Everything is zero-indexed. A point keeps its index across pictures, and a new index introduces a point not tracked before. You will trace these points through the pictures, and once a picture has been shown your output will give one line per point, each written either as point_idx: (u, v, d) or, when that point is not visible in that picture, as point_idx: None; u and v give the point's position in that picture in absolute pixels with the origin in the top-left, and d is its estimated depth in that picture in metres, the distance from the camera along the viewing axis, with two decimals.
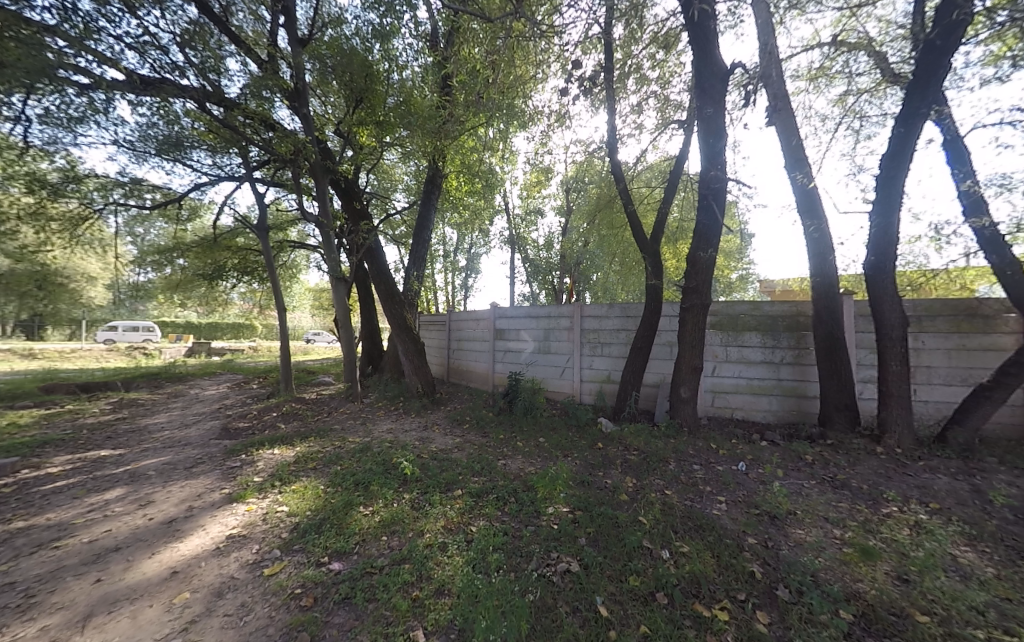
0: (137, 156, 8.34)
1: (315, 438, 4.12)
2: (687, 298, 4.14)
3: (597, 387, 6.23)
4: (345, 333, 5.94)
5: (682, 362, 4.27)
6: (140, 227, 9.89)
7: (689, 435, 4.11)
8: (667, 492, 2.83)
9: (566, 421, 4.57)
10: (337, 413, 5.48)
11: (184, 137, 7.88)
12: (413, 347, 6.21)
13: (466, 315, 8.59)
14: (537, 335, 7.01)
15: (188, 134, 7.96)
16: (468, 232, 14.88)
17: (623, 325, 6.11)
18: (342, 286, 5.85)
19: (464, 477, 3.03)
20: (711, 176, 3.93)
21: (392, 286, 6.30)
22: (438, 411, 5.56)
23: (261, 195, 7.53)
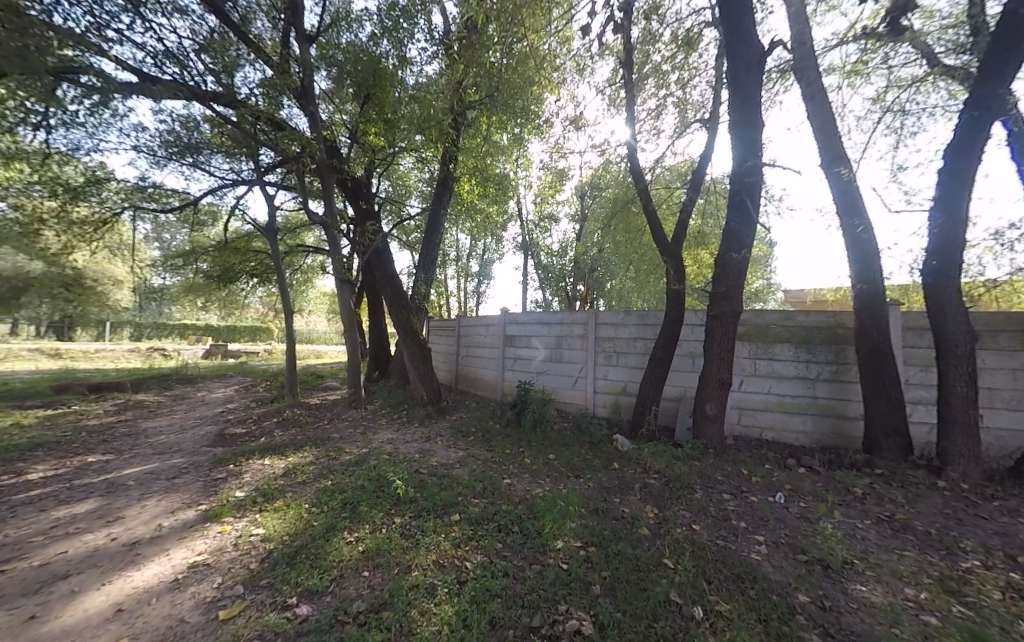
0: (158, 161, 8.51)
1: (310, 448, 3.90)
2: (714, 305, 3.77)
3: (612, 400, 5.86)
4: (350, 338, 5.74)
5: (707, 376, 3.87)
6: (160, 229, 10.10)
7: (715, 456, 3.72)
8: (695, 526, 2.47)
9: (578, 437, 4.23)
10: (338, 420, 5.27)
11: (200, 143, 7.97)
12: (419, 352, 5.97)
13: (475, 320, 8.34)
14: (549, 342, 6.69)
15: (205, 139, 8.05)
16: (481, 238, 14.73)
17: (641, 334, 5.74)
18: (347, 288, 5.68)
19: (463, 500, 2.73)
20: (746, 171, 3.57)
21: (398, 289, 6.10)
22: (442, 420, 5.29)
23: (272, 199, 7.48)
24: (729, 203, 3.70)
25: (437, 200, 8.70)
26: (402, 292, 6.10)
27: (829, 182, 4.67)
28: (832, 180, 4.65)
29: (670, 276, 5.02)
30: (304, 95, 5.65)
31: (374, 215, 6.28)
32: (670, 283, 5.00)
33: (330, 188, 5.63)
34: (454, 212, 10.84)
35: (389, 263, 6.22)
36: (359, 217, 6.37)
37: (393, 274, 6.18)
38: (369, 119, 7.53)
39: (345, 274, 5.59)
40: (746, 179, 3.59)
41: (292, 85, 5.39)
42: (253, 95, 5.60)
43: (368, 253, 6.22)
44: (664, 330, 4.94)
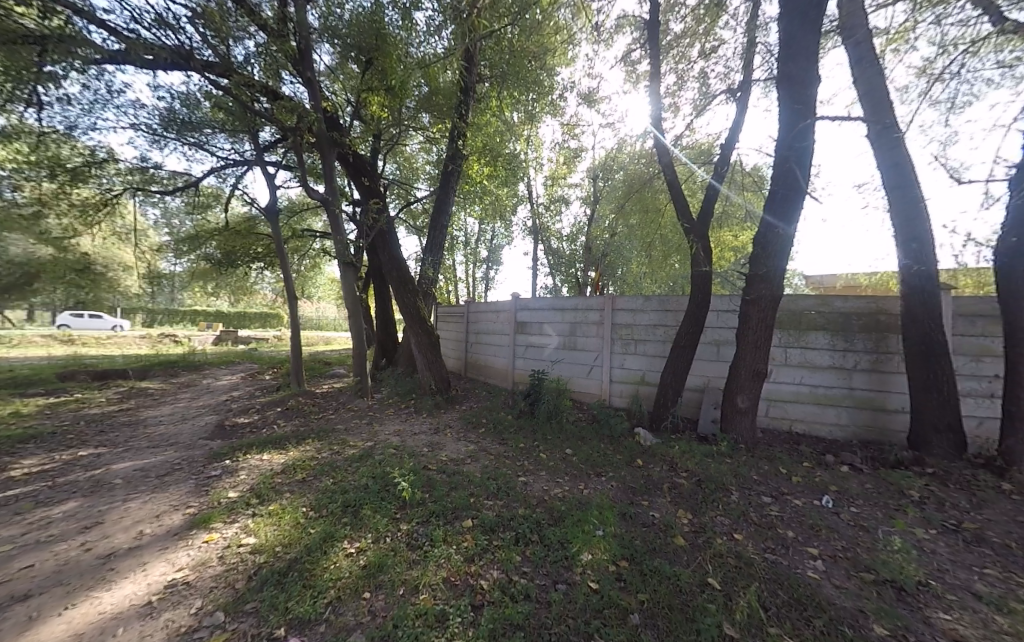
0: (158, 140, 8.24)
1: (313, 440, 3.70)
2: (749, 290, 3.41)
3: (629, 389, 5.57)
4: (355, 325, 5.49)
5: (740, 366, 3.53)
6: (163, 211, 9.93)
7: (747, 452, 3.41)
8: (736, 535, 2.17)
9: (596, 430, 3.95)
10: (344, 410, 5.09)
11: (199, 119, 7.61)
12: (427, 339, 5.71)
13: (484, 307, 8.06)
14: (562, 329, 6.40)
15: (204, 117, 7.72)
16: (489, 221, 14.29)
17: (661, 321, 5.40)
18: (350, 270, 5.39)
19: (475, 502, 2.49)
20: (795, 136, 3.15)
21: (405, 274, 5.80)
22: (451, 410, 5.06)
23: (273, 180, 7.15)
24: (773, 173, 3.29)
25: (445, 180, 8.25)
26: (409, 277, 5.80)
27: (876, 152, 4.19)
28: (878, 150, 4.17)
29: (694, 260, 4.64)
30: (302, 62, 5.26)
31: (377, 191, 5.91)
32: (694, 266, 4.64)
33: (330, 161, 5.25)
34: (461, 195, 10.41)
35: (394, 245, 5.90)
36: (361, 195, 6.01)
37: (400, 256, 5.88)
38: (372, 88, 7.17)
39: (348, 256, 5.28)
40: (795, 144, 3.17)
41: (288, 49, 5.03)
42: (251, 65, 5.22)
43: (376, 235, 5.88)
44: (688, 316, 4.59)
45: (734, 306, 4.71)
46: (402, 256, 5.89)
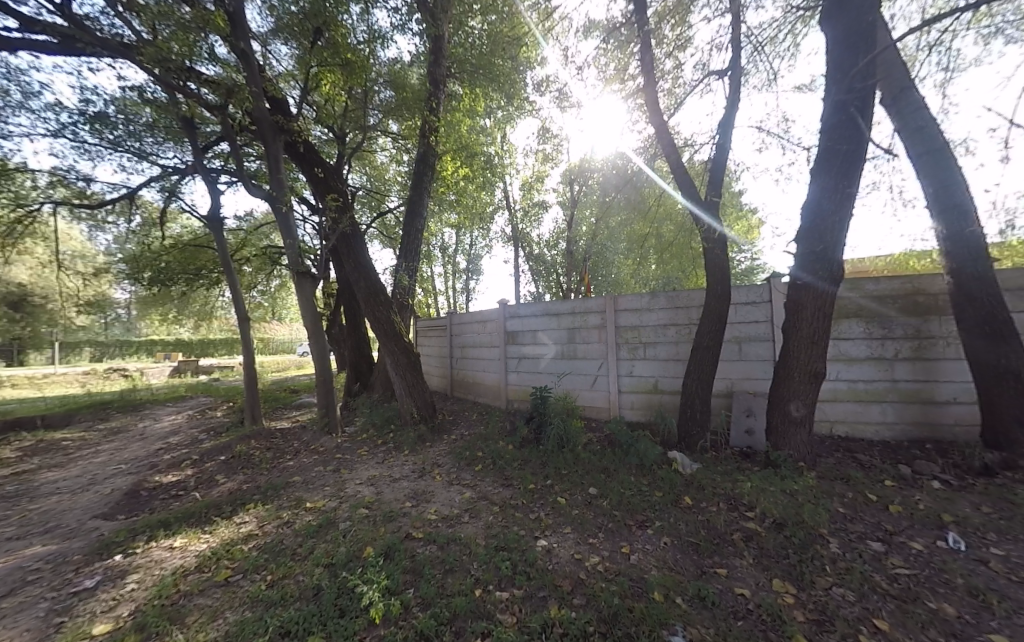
0: (86, 150, 7.17)
1: (255, 507, 2.79)
2: (800, 271, 2.83)
3: (641, 400, 4.91)
4: (318, 346, 4.59)
5: (791, 366, 2.91)
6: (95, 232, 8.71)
7: (811, 472, 2.73)
8: (878, 622, 1.42)
9: (620, 458, 3.21)
10: (306, 453, 4.15)
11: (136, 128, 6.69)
12: (404, 358, 4.87)
13: (470, 317, 7.26)
14: (558, 337, 5.71)
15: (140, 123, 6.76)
16: (466, 228, 13.61)
17: (672, 319, 4.80)
18: (308, 280, 4.52)
19: (482, 605, 1.66)
20: (854, 77, 2.63)
21: (376, 286, 4.96)
22: (439, 443, 4.21)
23: (216, 187, 6.22)
24: (828, 122, 2.74)
25: (417, 177, 7.37)
26: (381, 288, 4.98)
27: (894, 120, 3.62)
28: (896, 118, 3.61)
29: (710, 247, 4.06)
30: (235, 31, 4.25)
31: (333, 184, 5.01)
32: (710, 255, 4.07)
33: (274, 151, 4.44)
34: (435, 199, 9.65)
35: (360, 247, 5.05)
36: (317, 193, 5.12)
37: (369, 263, 5.06)
38: (324, 65, 6.00)
39: (304, 265, 4.42)
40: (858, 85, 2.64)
41: (216, 23, 3.93)
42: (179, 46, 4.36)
43: (337, 241, 5.04)
44: (708, 313, 3.97)
45: (758, 299, 4.16)
46: (372, 262, 5.08)
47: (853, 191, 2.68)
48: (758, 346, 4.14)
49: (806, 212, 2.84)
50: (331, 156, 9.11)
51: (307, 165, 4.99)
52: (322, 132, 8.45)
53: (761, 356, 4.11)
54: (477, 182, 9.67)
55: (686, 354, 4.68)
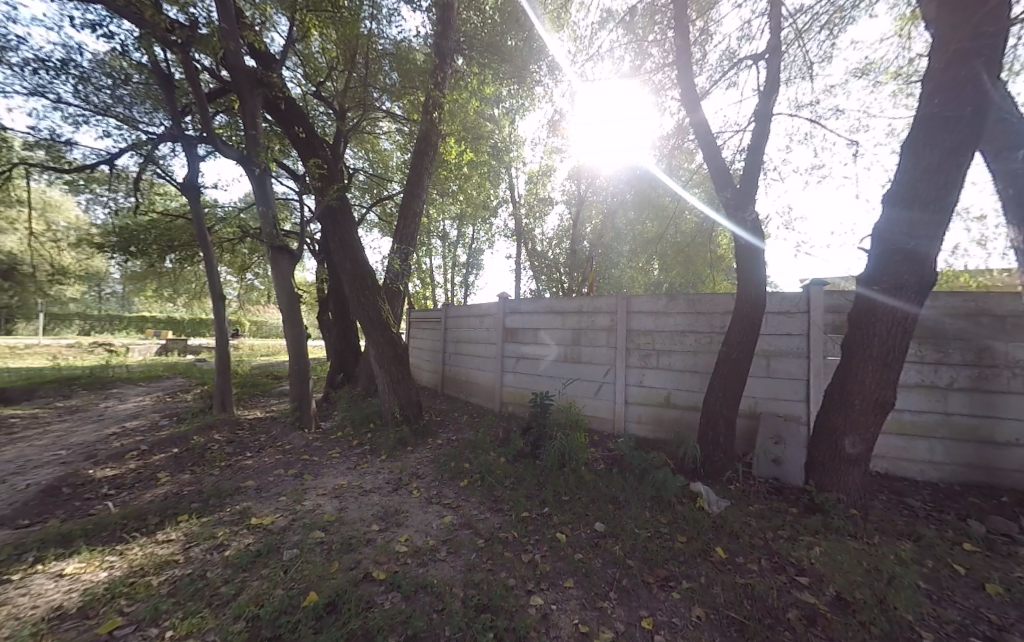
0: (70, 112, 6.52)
1: (187, 520, 2.28)
2: (881, 272, 2.39)
3: (651, 413, 4.43)
4: (292, 331, 4.08)
5: (852, 393, 2.44)
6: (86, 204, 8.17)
7: (867, 524, 2.24)
8: None
9: (631, 485, 2.73)
10: (269, 451, 3.65)
11: (124, 95, 6.22)
12: (390, 350, 4.37)
13: (466, 310, 6.75)
14: (561, 337, 5.21)
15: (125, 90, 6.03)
16: (469, 219, 13.05)
17: (690, 327, 4.30)
18: (285, 255, 4.01)
19: None
20: (980, 33, 2.14)
21: (364, 270, 4.46)
22: (421, 449, 3.73)
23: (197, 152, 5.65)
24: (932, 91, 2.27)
25: (418, 155, 6.80)
26: (369, 272, 4.47)
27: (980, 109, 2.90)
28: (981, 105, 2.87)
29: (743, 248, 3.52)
30: None
31: (317, 149, 4.39)
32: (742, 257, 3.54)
33: (251, 109, 3.86)
34: (437, 185, 9.09)
35: (344, 224, 4.47)
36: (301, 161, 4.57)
37: (355, 242, 4.51)
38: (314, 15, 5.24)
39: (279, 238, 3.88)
40: (980, 43, 2.15)
41: None
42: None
43: (321, 213, 4.49)
44: (738, 322, 3.45)
45: (793, 309, 3.67)
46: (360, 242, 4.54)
47: (961, 177, 2.22)
48: (790, 363, 3.65)
49: (892, 202, 2.41)
50: (329, 130, 8.52)
51: (289, 126, 4.39)
52: (318, 102, 7.85)
53: (793, 375, 3.62)
54: (482, 168, 9.10)
55: (705, 366, 4.19)
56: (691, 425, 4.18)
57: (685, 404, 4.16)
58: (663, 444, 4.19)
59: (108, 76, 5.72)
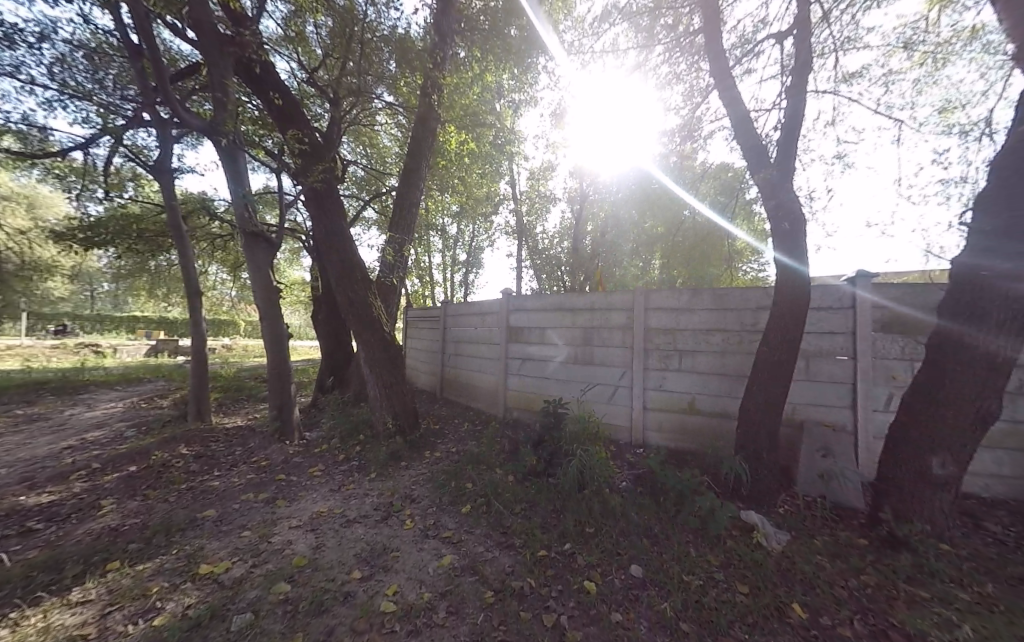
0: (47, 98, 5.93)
1: (116, 570, 1.80)
2: (995, 253, 1.87)
3: (673, 421, 4.00)
4: (270, 330, 3.61)
5: (941, 404, 2.00)
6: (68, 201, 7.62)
7: (970, 568, 1.80)
8: None
9: (666, 515, 2.28)
10: (243, 468, 3.17)
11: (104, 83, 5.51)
12: (383, 353, 3.90)
13: (466, 308, 6.31)
14: (571, 337, 4.75)
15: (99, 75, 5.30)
16: (469, 216, 12.55)
17: (715, 325, 3.86)
18: (261, 242, 3.55)
19: None
20: None
21: (353, 263, 3.97)
22: (417, 465, 3.26)
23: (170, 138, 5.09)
24: None
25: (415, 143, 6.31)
26: (360, 266, 4.00)
27: None
28: None
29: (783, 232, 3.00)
30: None
31: (298, 124, 3.85)
32: (781, 242, 3.03)
33: (219, 72, 3.29)
34: (435, 176, 8.58)
35: (329, 210, 3.95)
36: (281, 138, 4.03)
37: (340, 230, 3.97)
38: None
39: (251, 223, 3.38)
40: None
41: None
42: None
43: (304, 199, 3.98)
44: (781, 317, 2.96)
45: (836, 304, 3.23)
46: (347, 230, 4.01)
47: None
48: (833, 364, 3.21)
49: (1006, 163, 1.89)
50: (320, 119, 8.02)
51: (262, 92, 3.77)
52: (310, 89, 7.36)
53: (837, 378, 3.18)
54: (482, 159, 8.60)
55: (734, 368, 3.75)
56: (719, 434, 3.75)
57: (712, 411, 3.73)
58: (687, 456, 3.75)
59: (87, 61, 5.12)
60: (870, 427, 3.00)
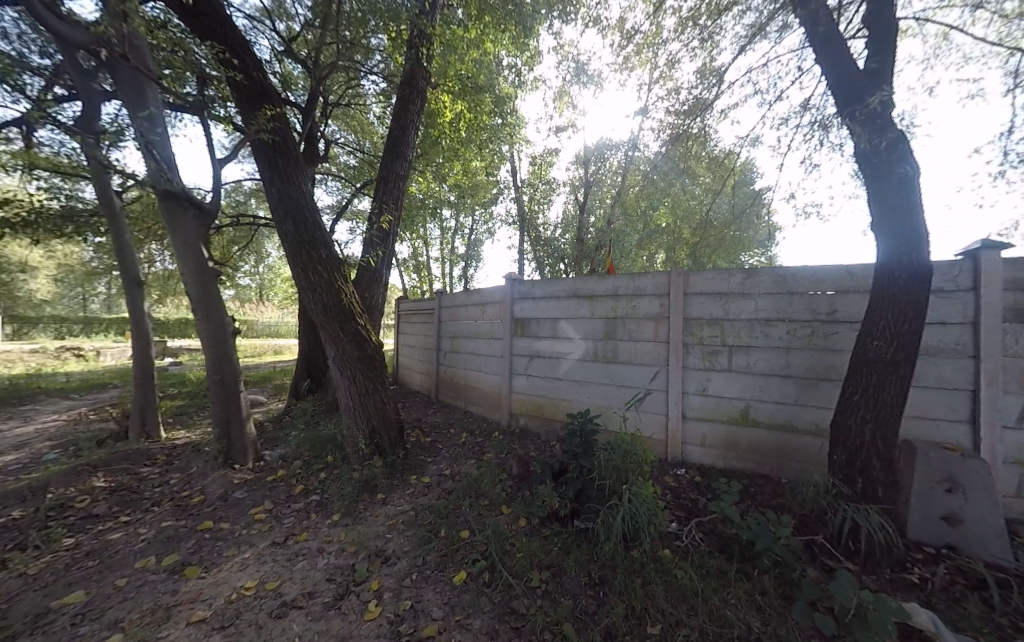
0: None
1: None
2: None
3: (721, 433, 3.21)
4: (207, 326, 2.84)
5: None
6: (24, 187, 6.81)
7: None
8: None
9: (765, 599, 1.47)
10: (167, 508, 2.39)
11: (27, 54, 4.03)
12: (357, 355, 3.09)
13: (464, 297, 5.49)
14: (589, 330, 3.94)
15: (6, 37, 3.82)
16: (468, 203, 11.55)
17: (777, 312, 3.03)
18: (188, 211, 2.75)
19: None
20: None
21: (312, 237, 3.11)
22: (396, 502, 2.48)
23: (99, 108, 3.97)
24: None
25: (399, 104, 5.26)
26: (321, 241, 3.15)
27: None
28: None
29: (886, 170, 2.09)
30: None
31: (244, 61, 3.03)
32: (890, 201, 2.11)
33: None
34: (426, 153, 7.59)
35: (281, 170, 3.12)
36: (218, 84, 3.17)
37: (292, 193, 3.12)
38: None
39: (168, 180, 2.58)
40: None
41: None
42: None
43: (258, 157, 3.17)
44: (895, 297, 2.07)
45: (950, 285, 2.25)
46: (303, 193, 3.17)
47: None
48: (942, 364, 2.27)
49: None
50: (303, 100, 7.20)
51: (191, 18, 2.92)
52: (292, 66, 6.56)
53: (950, 384, 2.24)
54: (480, 134, 7.61)
55: (802, 366, 2.93)
56: (784, 450, 2.96)
57: (772, 421, 2.94)
58: (741, 477, 2.98)
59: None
60: (998, 450, 2.11)
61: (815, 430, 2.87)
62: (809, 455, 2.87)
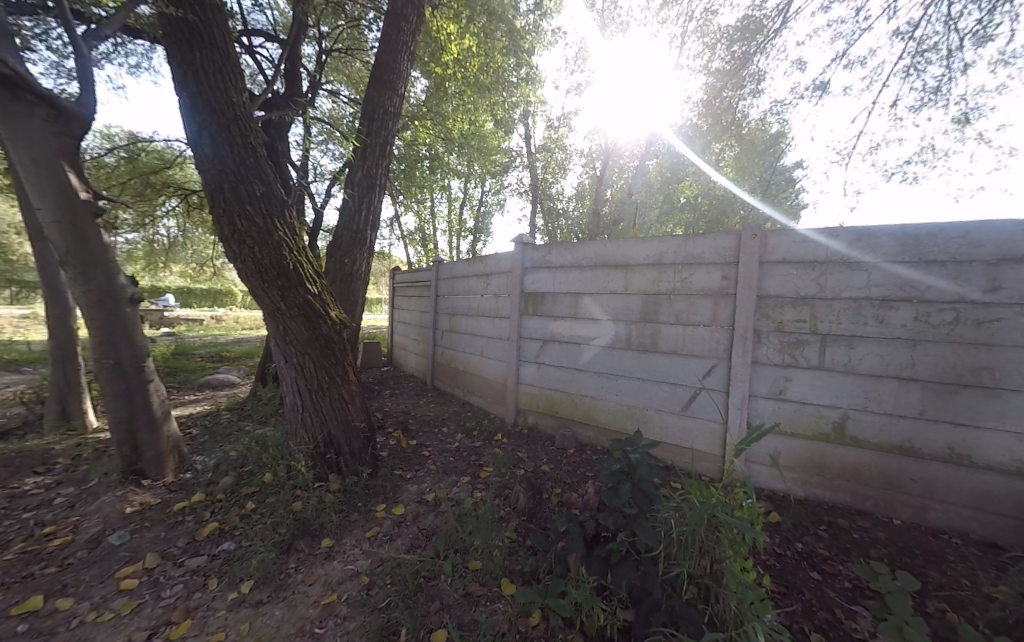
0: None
1: None
2: None
3: (800, 452, 2.21)
4: (91, 289, 2.06)
5: None
6: None
7: None
8: None
9: None
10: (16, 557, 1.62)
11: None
12: (304, 333, 2.22)
13: (466, 267, 4.57)
14: (621, 306, 2.99)
15: None
16: (477, 171, 10.37)
17: (900, 287, 1.93)
18: (37, 110, 1.93)
19: None
20: None
21: (235, 166, 2.15)
22: (346, 557, 1.68)
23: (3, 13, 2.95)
24: None
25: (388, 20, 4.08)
26: (253, 172, 2.21)
27: None
28: None
29: None
30: None
31: None
32: None
33: None
34: (429, 103, 6.50)
35: (195, 65, 2.11)
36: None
37: (215, 101, 2.13)
38: None
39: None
40: None
41: None
42: None
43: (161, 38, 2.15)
44: None
45: None
46: (228, 102, 2.18)
47: None
48: None
49: None
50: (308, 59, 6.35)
51: None
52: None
53: None
54: (490, 80, 6.46)
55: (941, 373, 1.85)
56: (893, 481, 1.96)
57: (889, 447, 1.95)
58: (833, 515, 2.02)
59: None
60: None
61: (946, 456, 1.84)
62: (936, 491, 1.86)
